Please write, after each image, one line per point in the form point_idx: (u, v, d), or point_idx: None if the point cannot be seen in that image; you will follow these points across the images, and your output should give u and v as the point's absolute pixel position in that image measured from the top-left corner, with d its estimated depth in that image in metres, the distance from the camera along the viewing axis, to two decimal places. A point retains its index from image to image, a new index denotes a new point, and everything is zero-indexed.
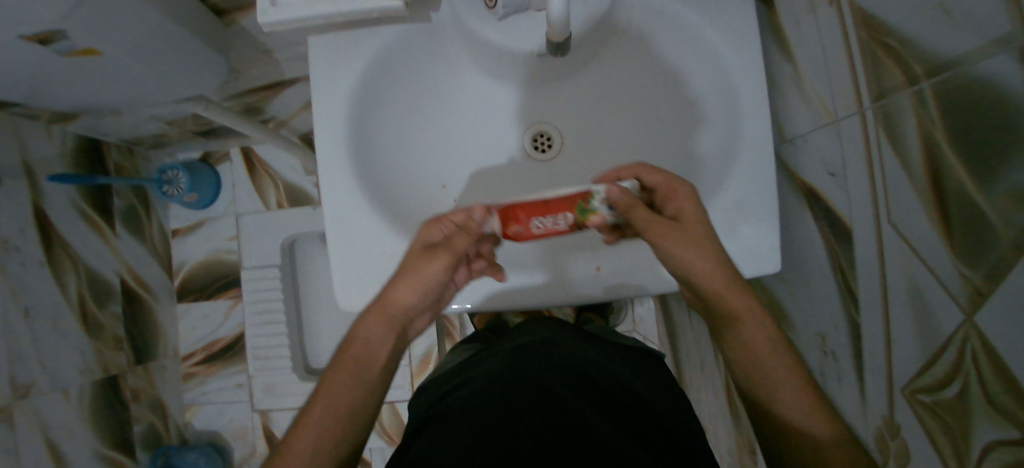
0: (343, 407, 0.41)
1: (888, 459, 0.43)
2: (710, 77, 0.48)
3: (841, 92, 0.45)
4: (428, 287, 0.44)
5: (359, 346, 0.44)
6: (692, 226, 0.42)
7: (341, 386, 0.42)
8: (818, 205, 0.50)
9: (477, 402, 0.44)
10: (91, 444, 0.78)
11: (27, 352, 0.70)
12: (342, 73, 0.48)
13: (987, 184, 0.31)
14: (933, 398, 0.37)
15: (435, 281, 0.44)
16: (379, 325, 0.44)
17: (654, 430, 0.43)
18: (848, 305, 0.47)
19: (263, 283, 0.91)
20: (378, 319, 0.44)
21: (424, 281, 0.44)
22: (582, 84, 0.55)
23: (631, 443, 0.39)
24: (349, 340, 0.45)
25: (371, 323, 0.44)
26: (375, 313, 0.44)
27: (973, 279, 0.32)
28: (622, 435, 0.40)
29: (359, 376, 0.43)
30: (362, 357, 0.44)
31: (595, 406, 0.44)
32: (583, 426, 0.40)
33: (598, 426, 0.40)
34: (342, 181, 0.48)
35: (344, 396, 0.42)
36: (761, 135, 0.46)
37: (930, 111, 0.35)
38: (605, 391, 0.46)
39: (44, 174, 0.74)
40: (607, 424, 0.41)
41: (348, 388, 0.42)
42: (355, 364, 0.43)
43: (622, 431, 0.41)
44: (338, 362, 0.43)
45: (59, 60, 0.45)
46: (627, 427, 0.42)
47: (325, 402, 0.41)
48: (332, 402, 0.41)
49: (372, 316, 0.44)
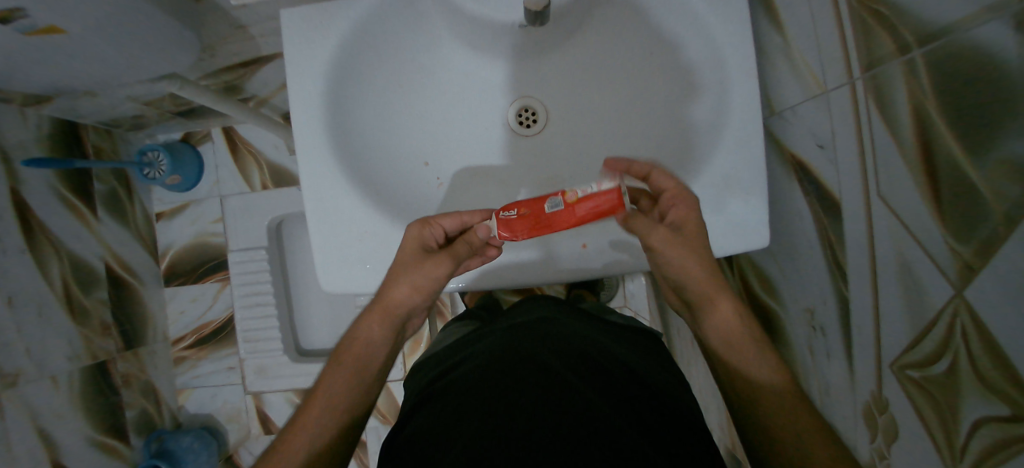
0: (341, 401, 0.43)
1: (875, 433, 0.43)
2: (698, 48, 0.47)
3: (831, 62, 0.44)
4: (424, 288, 0.45)
5: (361, 345, 0.45)
6: (692, 233, 0.41)
7: (341, 382, 0.43)
8: (807, 178, 0.50)
9: (469, 385, 0.44)
10: (83, 430, 0.78)
11: (12, 340, 0.69)
12: (318, 47, 0.47)
13: (979, 156, 0.30)
14: (922, 373, 0.37)
15: (435, 285, 0.45)
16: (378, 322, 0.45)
17: (655, 414, 0.41)
18: (837, 280, 0.46)
19: (250, 265, 0.90)
20: (379, 319, 0.45)
21: (424, 282, 0.44)
22: (568, 59, 0.54)
23: (630, 419, 0.39)
24: (350, 338, 0.46)
25: (373, 323, 0.45)
26: (375, 312, 0.45)
27: (963, 252, 0.32)
28: (623, 419, 0.39)
29: (360, 373, 0.44)
30: (363, 354, 0.45)
31: (593, 382, 0.43)
32: (581, 411, 0.39)
33: (597, 412, 0.39)
34: (322, 158, 0.48)
35: (343, 391, 0.43)
36: (750, 107, 0.45)
37: (921, 81, 0.34)
38: (604, 373, 0.45)
39: (20, 158, 0.73)
40: (606, 407, 0.40)
41: (346, 383, 0.43)
42: (354, 358, 0.45)
43: (622, 415, 0.39)
44: (341, 358, 0.45)
45: (23, 40, 0.43)
46: (626, 409, 0.40)
47: (325, 397, 0.42)
48: (332, 397, 0.43)
49: (373, 315, 0.45)
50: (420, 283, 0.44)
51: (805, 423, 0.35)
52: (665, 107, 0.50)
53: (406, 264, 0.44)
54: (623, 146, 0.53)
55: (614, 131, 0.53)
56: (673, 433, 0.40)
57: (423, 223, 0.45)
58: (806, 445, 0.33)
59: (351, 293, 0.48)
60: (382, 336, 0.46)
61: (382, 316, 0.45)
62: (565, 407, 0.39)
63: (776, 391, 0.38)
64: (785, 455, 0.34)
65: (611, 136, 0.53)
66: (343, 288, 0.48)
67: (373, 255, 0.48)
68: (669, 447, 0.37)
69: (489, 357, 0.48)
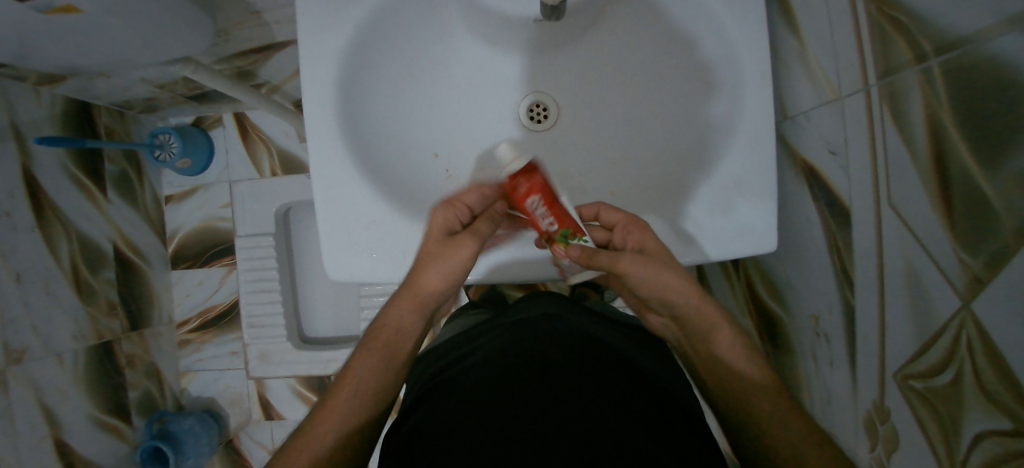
0: (372, 387, 0.42)
1: (876, 441, 0.43)
2: (713, 50, 0.46)
3: (846, 68, 0.43)
4: (455, 271, 0.45)
5: (390, 331, 0.45)
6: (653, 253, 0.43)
7: (370, 367, 0.43)
8: (817, 183, 0.49)
9: (471, 383, 0.44)
10: (87, 408, 0.79)
11: (18, 316, 0.70)
12: (331, 35, 0.47)
13: (990, 168, 0.30)
14: (925, 384, 0.37)
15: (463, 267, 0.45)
16: (408, 307, 0.45)
17: (660, 412, 0.41)
18: (843, 287, 0.46)
19: (257, 251, 0.89)
20: (409, 305, 0.46)
21: (451, 265, 0.44)
22: (581, 55, 0.54)
23: (631, 418, 0.39)
24: (378, 325, 0.46)
25: (404, 310, 0.45)
26: (407, 298, 0.45)
27: (973, 265, 0.31)
28: (629, 417, 0.39)
29: (389, 358, 0.44)
30: (392, 340, 0.45)
31: (594, 379, 0.43)
32: (587, 411, 0.39)
33: (603, 410, 0.39)
34: (332, 148, 0.48)
35: (373, 374, 0.43)
36: (763, 110, 0.45)
37: (936, 91, 0.34)
38: (608, 370, 0.45)
39: (32, 136, 0.73)
40: (613, 405, 0.40)
41: (371, 365, 0.43)
42: (380, 341, 0.45)
43: (627, 412, 0.39)
44: (370, 344, 0.45)
45: (40, 17, 0.44)
46: (632, 406, 0.40)
47: (355, 379, 0.42)
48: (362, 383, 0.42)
49: (404, 301, 0.45)
50: (452, 267, 0.44)
51: (801, 433, 0.35)
52: (677, 108, 0.50)
53: (436, 247, 0.44)
54: (634, 146, 0.53)
55: (625, 130, 0.53)
56: (676, 430, 0.39)
57: (449, 203, 0.47)
58: (798, 453, 0.33)
59: (356, 282, 0.49)
60: (412, 322, 0.46)
61: (412, 301, 0.45)
62: (569, 406, 0.39)
63: (769, 401, 0.37)
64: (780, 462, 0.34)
65: (623, 135, 0.53)
66: (349, 277, 0.48)
67: (379, 245, 0.48)
68: (676, 444, 0.37)
69: (491, 355, 0.48)
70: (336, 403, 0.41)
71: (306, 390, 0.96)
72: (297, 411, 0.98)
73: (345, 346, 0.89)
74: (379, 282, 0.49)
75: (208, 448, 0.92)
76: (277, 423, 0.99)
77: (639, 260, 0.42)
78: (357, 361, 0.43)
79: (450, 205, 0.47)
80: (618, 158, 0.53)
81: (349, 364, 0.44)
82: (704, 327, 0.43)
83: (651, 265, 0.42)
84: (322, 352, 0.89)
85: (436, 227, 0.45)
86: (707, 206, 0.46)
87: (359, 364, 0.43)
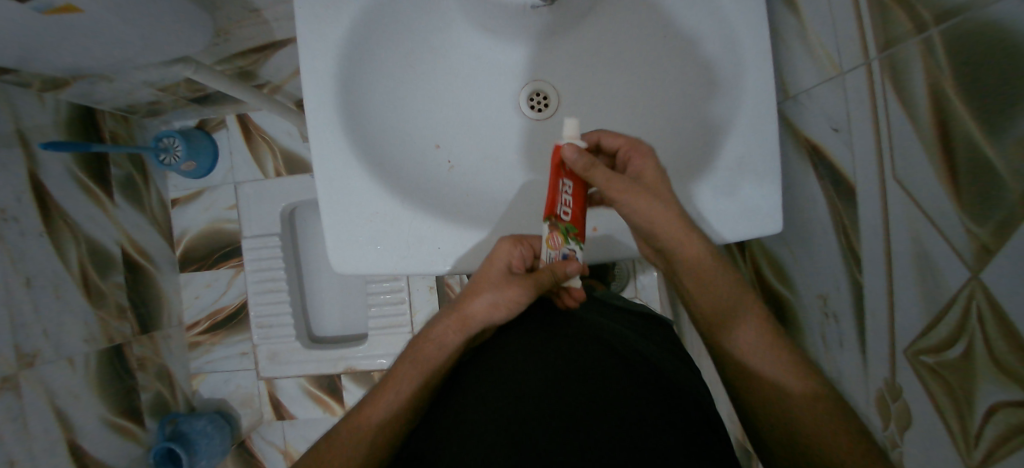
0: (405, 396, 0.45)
1: (888, 420, 0.42)
2: (711, 30, 0.47)
3: (847, 43, 0.43)
4: (503, 306, 0.46)
5: (431, 346, 0.47)
6: (652, 182, 0.44)
7: (407, 379, 0.46)
8: (821, 161, 0.49)
9: (494, 380, 0.44)
10: (100, 411, 0.80)
11: (29, 320, 0.71)
12: (331, 28, 0.47)
13: (994, 136, 0.30)
14: (936, 359, 0.36)
15: (516, 305, 0.46)
16: (453, 326, 0.48)
17: (681, 408, 0.41)
18: (851, 264, 0.46)
19: (264, 251, 0.89)
20: (454, 325, 0.48)
21: (503, 300, 0.46)
22: (579, 43, 0.54)
23: (655, 415, 0.39)
24: (422, 337, 0.49)
25: (448, 327, 0.48)
26: (454, 320, 0.48)
27: (980, 234, 0.31)
28: (653, 411, 0.39)
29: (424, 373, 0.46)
30: (433, 356, 0.47)
31: (619, 373, 0.43)
32: (609, 408, 0.39)
33: (631, 407, 0.39)
34: (336, 141, 0.48)
35: (409, 388, 0.45)
36: (765, 87, 0.45)
37: (937, 60, 0.34)
38: (630, 365, 0.44)
39: (38, 141, 0.74)
40: (638, 399, 0.40)
41: (407, 378, 0.46)
42: (420, 357, 0.47)
43: (652, 414, 0.39)
44: (409, 358, 0.47)
45: (41, 19, 0.44)
46: (657, 399, 0.41)
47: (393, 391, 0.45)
48: (398, 390, 0.45)
49: (452, 321, 0.48)
50: (501, 302, 0.46)
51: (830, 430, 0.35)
52: (679, 90, 0.50)
53: (492, 279, 0.46)
54: (636, 131, 0.53)
55: (628, 115, 0.53)
56: (690, 419, 0.40)
57: (512, 240, 0.46)
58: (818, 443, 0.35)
59: (362, 275, 0.49)
60: (453, 342, 0.48)
61: (457, 322, 0.48)
62: (588, 400, 0.39)
63: (795, 391, 0.38)
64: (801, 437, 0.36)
65: (626, 121, 0.53)
66: (354, 269, 0.49)
67: (383, 235, 0.48)
68: (697, 439, 0.38)
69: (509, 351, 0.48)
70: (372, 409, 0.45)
71: (316, 389, 0.97)
72: (308, 410, 0.98)
73: (352, 344, 0.90)
74: (383, 273, 0.49)
75: (221, 449, 0.92)
76: (288, 423, 1.00)
77: (631, 192, 0.42)
78: (396, 371, 0.47)
79: (514, 242, 0.46)
80: None
81: (389, 376, 0.47)
82: (727, 307, 0.43)
83: (642, 191, 0.42)
84: (330, 351, 0.89)
85: (497, 262, 0.46)
86: (711, 188, 0.46)
87: (399, 375, 0.46)
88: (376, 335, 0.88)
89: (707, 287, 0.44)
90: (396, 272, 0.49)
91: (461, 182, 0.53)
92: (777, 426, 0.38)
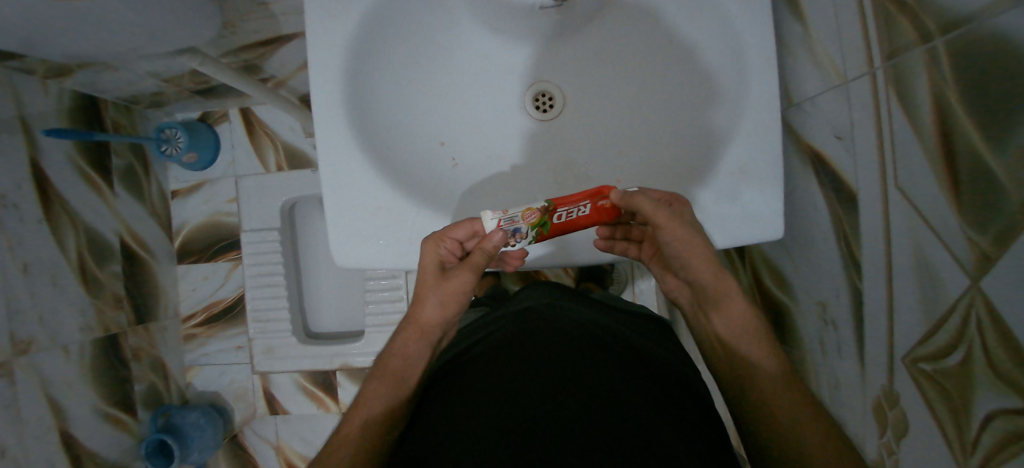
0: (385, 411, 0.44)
1: (885, 428, 0.42)
2: (716, 35, 0.47)
3: (851, 51, 0.44)
4: (452, 302, 0.47)
5: (397, 361, 0.48)
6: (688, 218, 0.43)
7: (380, 393, 0.45)
8: (824, 169, 0.49)
9: (490, 371, 0.44)
10: (93, 401, 0.79)
11: (26, 307, 0.70)
12: (339, 23, 0.47)
13: (996, 145, 0.30)
14: (934, 366, 0.36)
15: (457, 297, 0.47)
16: (409, 337, 0.48)
17: (676, 404, 0.42)
18: (850, 272, 0.46)
19: (263, 245, 0.89)
20: (413, 336, 0.49)
21: (441, 294, 0.47)
22: (585, 45, 0.54)
23: (653, 409, 0.39)
24: (385, 355, 0.49)
25: (405, 339, 0.48)
26: (410, 331, 0.48)
27: (981, 243, 0.31)
28: (649, 409, 0.39)
29: (393, 386, 0.46)
30: (398, 369, 0.47)
31: (614, 367, 0.44)
32: (603, 405, 0.38)
33: (628, 398, 0.39)
34: (341, 136, 0.48)
35: (383, 400, 0.45)
36: (769, 93, 0.45)
37: (941, 69, 0.34)
38: (625, 361, 0.45)
39: (40, 128, 0.74)
40: (633, 398, 0.40)
41: (380, 393, 0.45)
42: (387, 371, 0.47)
43: (649, 406, 0.39)
44: (379, 374, 0.47)
45: (48, 6, 0.44)
46: (652, 399, 0.41)
47: (368, 406, 0.44)
48: (371, 408, 0.44)
49: (407, 333, 0.48)
50: (445, 298, 0.47)
51: (824, 433, 0.35)
52: (683, 95, 0.51)
53: (429, 281, 0.47)
54: (641, 134, 0.53)
55: (632, 117, 0.53)
56: (686, 422, 0.40)
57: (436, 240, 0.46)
58: (814, 450, 0.34)
59: (364, 269, 0.49)
60: (417, 352, 0.48)
61: (414, 332, 0.48)
62: (580, 399, 0.39)
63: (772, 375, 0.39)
64: (778, 428, 0.36)
65: (630, 124, 0.53)
66: (355, 263, 0.48)
67: (387, 231, 0.48)
68: (696, 441, 0.38)
69: (497, 348, 0.48)
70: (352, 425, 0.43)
71: (312, 384, 0.96)
72: (303, 406, 0.97)
73: (349, 340, 0.89)
74: (387, 268, 0.49)
75: (213, 442, 0.92)
76: (282, 419, 0.99)
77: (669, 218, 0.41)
78: (367, 390, 0.46)
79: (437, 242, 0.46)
80: (624, 146, 0.53)
81: (362, 395, 0.46)
82: (711, 293, 0.43)
83: (686, 229, 0.42)
84: (326, 347, 0.89)
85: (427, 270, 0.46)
86: (713, 193, 0.46)
87: (370, 393, 0.45)
88: (374, 332, 0.88)
89: (712, 300, 0.44)
90: (399, 267, 0.49)
91: (467, 180, 0.53)
92: (765, 432, 0.37)
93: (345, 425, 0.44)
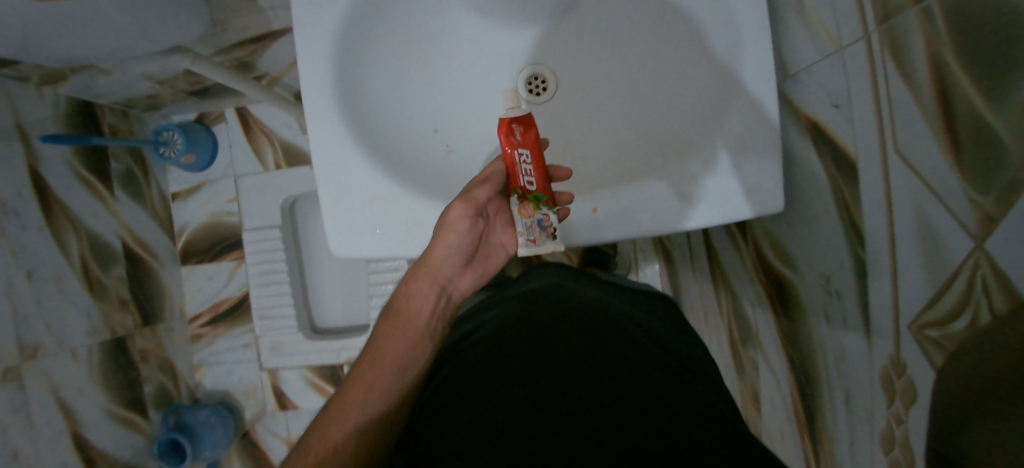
0: (389, 366, 0.45)
1: (894, 397, 0.41)
2: (710, 9, 0.46)
3: (845, 16, 0.43)
4: (442, 235, 0.46)
5: (402, 303, 0.49)
6: None
7: (392, 343, 0.47)
8: (823, 138, 0.49)
9: (502, 353, 0.44)
10: (101, 404, 0.80)
11: (32, 313, 0.71)
12: (326, 14, 0.48)
13: (996, 102, 0.29)
14: (941, 333, 0.35)
15: (455, 232, 0.46)
16: (416, 277, 0.49)
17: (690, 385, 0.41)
18: (853, 240, 0.45)
19: (265, 243, 0.89)
20: (420, 278, 0.49)
21: (443, 230, 0.46)
22: (578, 25, 0.53)
23: (669, 393, 0.38)
24: (397, 298, 0.50)
25: (413, 281, 0.49)
26: (416, 273, 0.49)
27: (984, 203, 0.30)
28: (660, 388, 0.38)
29: (402, 333, 0.47)
30: (405, 311, 0.48)
31: (628, 348, 0.43)
32: (614, 392, 0.37)
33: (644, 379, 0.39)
34: (333, 127, 0.49)
35: (393, 352, 0.46)
36: (765, 64, 0.44)
37: (937, 28, 0.33)
38: (637, 342, 0.45)
39: (36, 134, 0.74)
40: (651, 382, 0.39)
41: (390, 342, 0.47)
42: (397, 316, 0.48)
43: (664, 388, 0.38)
44: (388, 320, 0.49)
45: (35, 7, 0.44)
46: (668, 383, 0.39)
47: (378, 359, 0.46)
48: (382, 357, 0.46)
49: (414, 275, 0.49)
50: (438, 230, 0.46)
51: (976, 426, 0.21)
52: (678, 71, 0.50)
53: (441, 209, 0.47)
54: (634, 110, 0.53)
55: (627, 96, 0.53)
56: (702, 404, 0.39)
57: (467, 198, 0.45)
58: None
59: (362, 258, 0.50)
60: (421, 293, 0.49)
61: (421, 274, 0.49)
62: (584, 392, 0.37)
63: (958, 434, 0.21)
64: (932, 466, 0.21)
65: (625, 102, 0.53)
66: (352, 252, 0.50)
67: (382, 219, 0.49)
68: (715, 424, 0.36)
69: (510, 327, 0.47)
70: (361, 379, 0.45)
71: (320, 380, 0.97)
72: (312, 403, 0.98)
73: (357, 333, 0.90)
74: (384, 255, 0.50)
75: (225, 439, 0.93)
76: (292, 415, 1.00)
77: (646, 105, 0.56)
78: (377, 338, 0.47)
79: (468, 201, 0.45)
80: (619, 125, 0.53)
81: (373, 345, 0.47)
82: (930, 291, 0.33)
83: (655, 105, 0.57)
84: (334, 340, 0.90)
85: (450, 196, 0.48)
86: (715, 169, 0.46)
87: (379, 340, 0.47)
88: None
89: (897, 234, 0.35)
90: (397, 254, 0.49)
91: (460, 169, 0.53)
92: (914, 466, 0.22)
93: (354, 379, 0.45)
